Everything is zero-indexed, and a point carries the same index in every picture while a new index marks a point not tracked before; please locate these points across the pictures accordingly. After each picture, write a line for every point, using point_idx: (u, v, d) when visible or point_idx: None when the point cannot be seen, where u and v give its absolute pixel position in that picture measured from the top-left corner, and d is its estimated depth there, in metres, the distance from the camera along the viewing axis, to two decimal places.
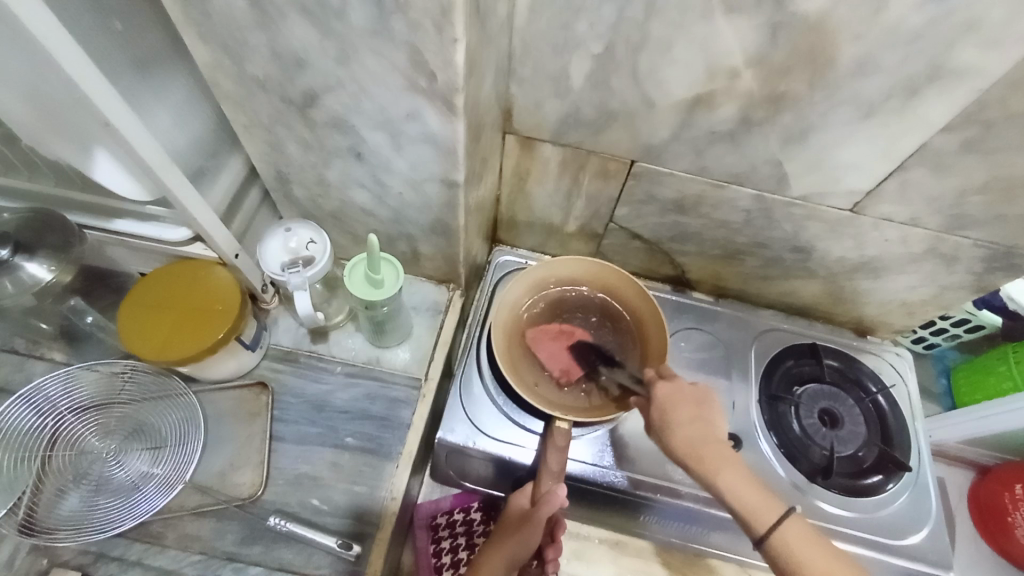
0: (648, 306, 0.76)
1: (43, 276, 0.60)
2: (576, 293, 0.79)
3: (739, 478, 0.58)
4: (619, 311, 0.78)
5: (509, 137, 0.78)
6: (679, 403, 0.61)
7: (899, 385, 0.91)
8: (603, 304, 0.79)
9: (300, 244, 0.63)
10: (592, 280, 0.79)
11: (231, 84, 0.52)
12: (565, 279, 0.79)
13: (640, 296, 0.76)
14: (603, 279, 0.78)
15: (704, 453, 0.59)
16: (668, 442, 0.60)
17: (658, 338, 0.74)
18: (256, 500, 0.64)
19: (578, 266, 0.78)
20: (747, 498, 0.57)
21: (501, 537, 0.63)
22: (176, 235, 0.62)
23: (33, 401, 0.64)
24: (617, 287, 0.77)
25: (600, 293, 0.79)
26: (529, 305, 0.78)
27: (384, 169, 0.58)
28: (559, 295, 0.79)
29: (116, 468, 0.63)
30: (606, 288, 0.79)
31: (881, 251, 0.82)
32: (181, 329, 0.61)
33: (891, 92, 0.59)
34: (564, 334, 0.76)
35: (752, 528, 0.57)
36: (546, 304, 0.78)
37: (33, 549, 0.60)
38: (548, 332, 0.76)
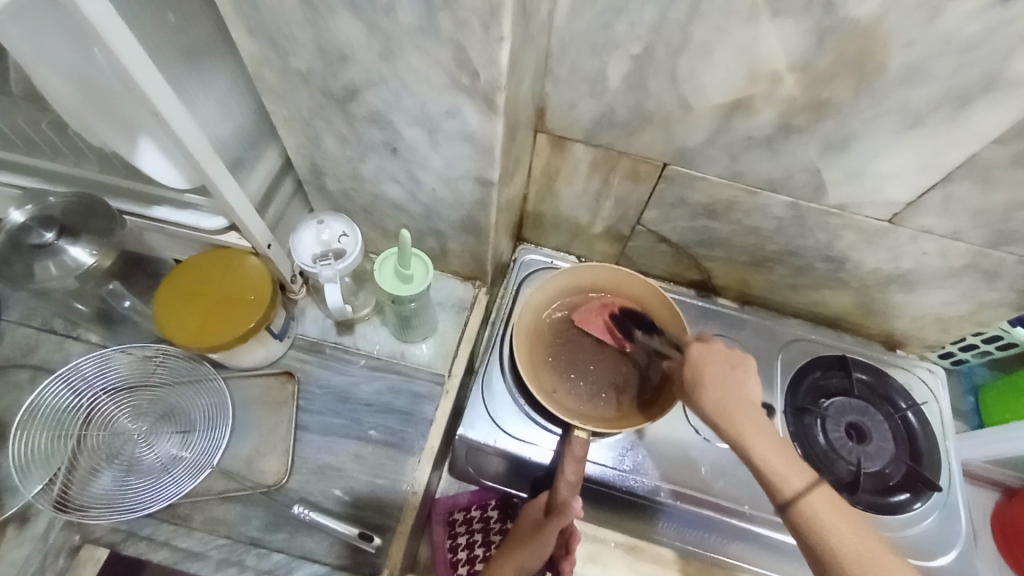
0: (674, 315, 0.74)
1: (84, 260, 0.61)
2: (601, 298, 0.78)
3: (765, 440, 0.55)
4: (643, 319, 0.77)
5: (540, 136, 0.78)
6: (712, 366, 0.60)
7: (930, 404, 0.89)
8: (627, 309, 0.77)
9: (333, 237, 0.63)
10: (616, 288, 0.78)
11: (273, 77, 0.53)
12: (590, 285, 0.78)
13: (666, 307, 0.75)
14: (629, 288, 0.77)
15: (734, 416, 0.57)
16: (698, 399, 0.59)
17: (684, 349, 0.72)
18: (280, 488, 0.65)
19: (603, 273, 0.77)
20: (771, 459, 0.55)
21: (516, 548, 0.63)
22: (211, 223, 0.63)
23: (70, 381, 0.66)
24: (642, 296, 0.76)
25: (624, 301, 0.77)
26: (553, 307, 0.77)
27: (419, 165, 0.59)
28: (582, 300, 0.78)
29: (146, 450, 0.64)
30: (632, 296, 0.77)
31: (918, 264, 0.79)
32: (214, 317, 0.62)
33: (942, 102, 0.57)
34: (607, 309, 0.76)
35: (774, 487, 0.54)
36: (571, 308, 0.77)
37: (67, 524, 0.62)
38: (592, 310, 0.76)
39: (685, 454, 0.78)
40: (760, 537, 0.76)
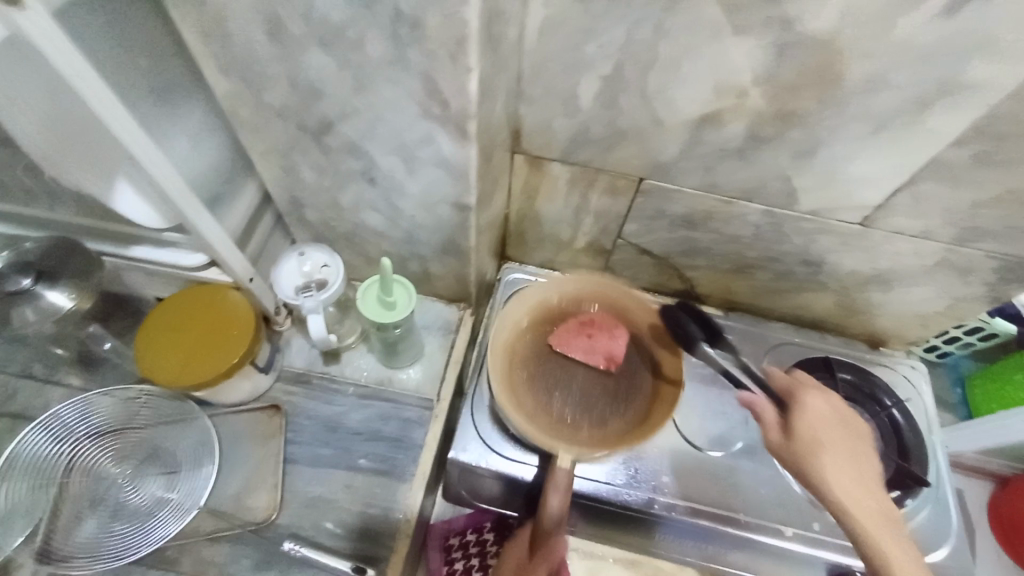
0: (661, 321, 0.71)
1: (63, 304, 0.61)
2: (583, 308, 0.75)
3: (842, 460, 0.57)
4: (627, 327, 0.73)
5: (517, 156, 0.79)
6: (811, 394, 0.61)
7: (914, 399, 0.90)
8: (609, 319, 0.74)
9: (314, 267, 0.63)
10: (596, 296, 0.75)
11: (248, 113, 0.53)
12: (569, 296, 0.75)
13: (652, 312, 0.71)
14: (610, 295, 0.74)
15: (827, 443, 0.57)
16: (771, 415, 0.61)
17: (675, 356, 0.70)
18: (270, 524, 0.64)
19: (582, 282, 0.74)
20: (843, 473, 0.57)
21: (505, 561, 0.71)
22: (191, 260, 0.63)
23: (49, 428, 0.64)
24: (623, 302, 0.73)
25: (607, 310, 0.74)
26: (533, 325, 0.75)
27: (397, 192, 0.59)
28: (563, 313, 0.75)
29: (132, 493, 0.63)
30: (614, 302, 0.74)
31: (893, 264, 0.81)
32: (197, 354, 0.61)
33: (902, 108, 0.59)
34: (586, 326, 0.73)
35: (836, 502, 0.56)
36: (552, 322, 0.75)
37: None
38: (570, 329, 0.73)
39: (677, 464, 0.78)
40: (757, 544, 0.76)
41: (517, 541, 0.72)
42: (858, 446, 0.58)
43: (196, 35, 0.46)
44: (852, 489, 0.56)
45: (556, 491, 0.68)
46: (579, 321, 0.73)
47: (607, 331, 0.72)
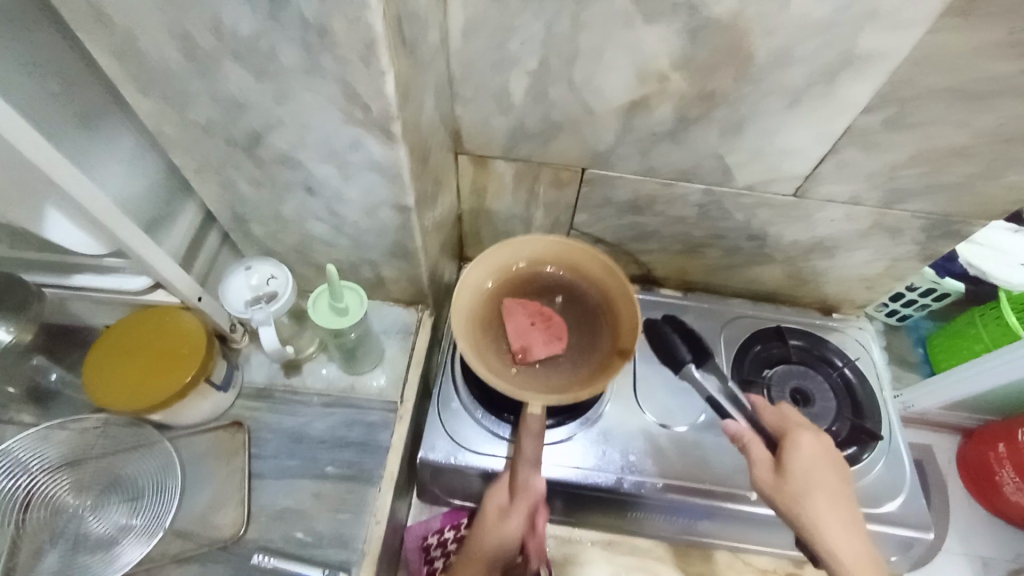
0: (615, 282, 0.75)
1: (1, 337, 0.60)
2: (546, 274, 0.78)
3: (826, 500, 0.63)
4: (585, 289, 0.77)
5: (461, 156, 0.81)
6: (801, 431, 0.67)
7: (864, 357, 0.94)
8: (567, 283, 0.77)
9: (263, 279, 0.64)
10: (561, 264, 0.77)
11: (176, 132, 0.54)
12: (531, 259, 0.78)
13: (607, 272, 0.75)
14: (567, 258, 0.77)
15: (812, 483, 0.63)
16: (760, 455, 0.67)
17: (628, 315, 0.73)
18: (239, 539, 0.64)
19: (542, 245, 0.76)
20: (825, 511, 0.62)
21: (480, 537, 0.66)
22: (135, 284, 0.63)
23: (3, 465, 0.63)
24: (581, 263, 0.76)
25: (566, 271, 0.77)
26: (502, 284, 0.77)
27: (337, 199, 0.60)
28: (526, 275, 0.78)
29: (94, 523, 0.62)
30: (572, 268, 0.77)
31: (830, 231, 0.85)
32: (148, 377, 0.61)
33: (811, 81, 0.63)
34: (533, 313, 0.75)
35: (813, 539, 0.62)
36: (513, 285, 0.77)
37: None
38: (520, 305, 0.75)
39: (647, 444, 0.80)
40: (725, 512, 0.78)
41: (486, 507, 0.68)
42: (844, 487, 0.64)
43: (113, 58, 0.47)
44: (838, 532, 0.61)
45: (520, 504, 0.66)
46: (535, 303, 0.75)
47: (547, 332, 0.74)
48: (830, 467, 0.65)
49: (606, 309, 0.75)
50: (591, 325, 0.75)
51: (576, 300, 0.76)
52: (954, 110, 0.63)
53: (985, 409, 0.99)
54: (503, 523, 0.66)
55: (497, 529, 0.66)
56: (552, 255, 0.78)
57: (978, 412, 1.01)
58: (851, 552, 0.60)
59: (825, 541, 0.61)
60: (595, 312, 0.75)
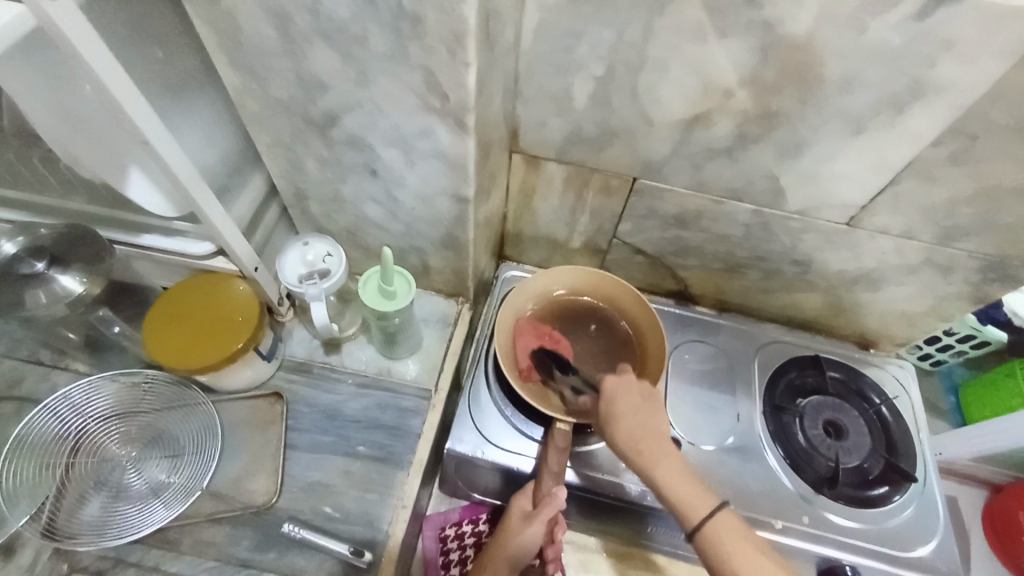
0: (646, 316, 0.79)
1: (75, 288, 0.65)
2: (581, 300, 0.82)
3: (677, 474, 0.58)
4: (617, 319, 0.81)
5: (514, 155, 0.82)
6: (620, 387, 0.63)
7: (902, 397, 0.92)
8: (602, 313, 0.81)
9: (317, 258, 0.65)
10: (594, 292, 0.82)
11: (256, 106, 0.56)
12: (570, 287, 0.82)
13: (641, 307, 0.79)
14: (605, 290, 0.81)
15: (648, 455, 0.58)
16: (611, 434, 0.60)
17: (657, 352, 0.76)
18: (270, 507, 0.65)
19: (581, 275, 0.81)
20: (680, 488, 0.57)
21: (504, 536, 0.67)
22: (199, 249, 0.65)
23: (56, 410, 0.66)
24: (618, 297, 0.80)
25: (602, 303, 0.81)
26: (535, 316, 0.81)
27: (397, 184, 0.62)
28: (562, 302, 0.82)
29: (134, 475, 0.65)
30: (606, 297, 0.81)
31: (879, 263, 0.84)
32: (201, 340, 0.63)
33: (879, 108, 0.62)
34: (547, 337, 0.78)
35: (684, 521, 0.56)
36: (549, 310, 0.81)
37: (54, 552, 0.61)
38: (535, 329, 0.78)
39: None
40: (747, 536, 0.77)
41: (510, 511, 0.69)
42: (675, 464, 0.58)
43: (210, 29, 0.49)
44: (693, 501, 0.56)
45: (541, 513, 0.65)
46: (549, 327, 0.79)
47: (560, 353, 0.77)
48: (660, 444, 0.59)
49: (638, 340, 0.79)
50: (618, 358, 0.78)
51: (609, 331, 0.80)
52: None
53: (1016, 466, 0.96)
54: (521, 531, 0.65)
55: (516, 530, 0.66)
56: (588, 285, 0.82)
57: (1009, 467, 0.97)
58: (710, 524, 0.55)
59: (671, 495, 0.57)
60: (625, 342, 0.79)
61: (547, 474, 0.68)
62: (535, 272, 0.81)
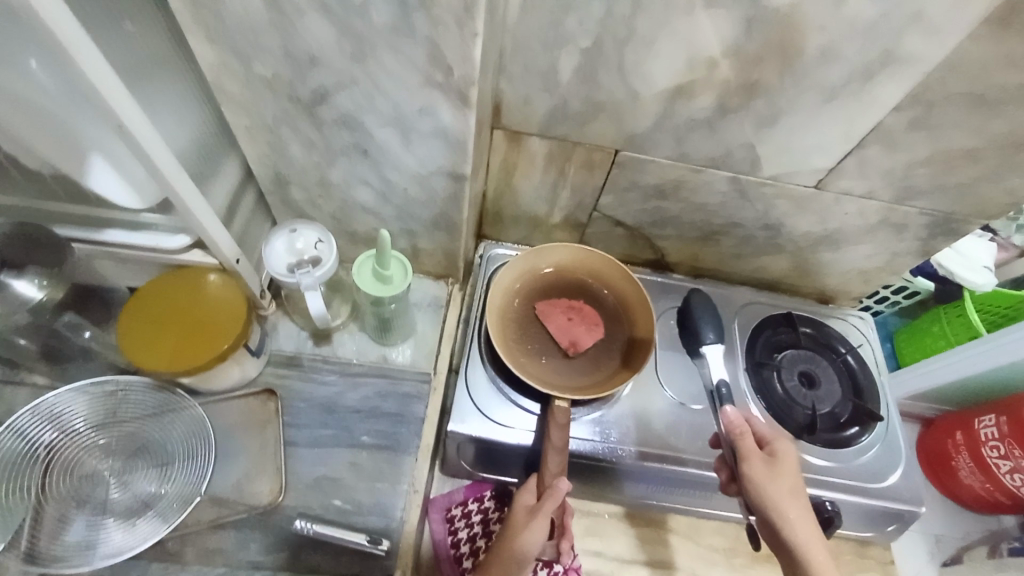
0: (633, 288, 0.81)
1: (32, 294, 0.59)
2: (570, 276, 0.83)
3: (802, 516, 0.65)
4: (605, 292, 0.83)
5: (496, 132, 0.80)
6: (777, 440, 0.71)
7: (864, 345, 0.99)
8: (589, 288, 0.83)
9: (304, 246, 0.62)
10: (581, 267, 0.83)
11: (235, 85, 0.52)
12: (557, 264, 0.83)
13: (626, 279, 0.81)
14: (590, 266, 0.83)
15: (786, 487, 0.66)
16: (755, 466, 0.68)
17: (646, 322, 0.79)
18: (278, 506, 0.63)
19: (567, 253, 0.82)
20: (802, 525, 0.65)
21: (512, 537, 0.66)
22: (172, 242, 0.59)
23: (20, 430, 0.60)
24: (605, 272, 0.82)
25: (590, 279, 0.83)
26: (525, 294, 0.81)
27: (391, 165, 0.59)
28: (552, 280, 0.83)
29: (122, 490, 0.60)
30: (592, 272, 0.83)
31: (841, 224, 0.90)
32: (185, 339, 0.59)
33: (851, 78, 0.65)
34: (541, 316, 0.79)
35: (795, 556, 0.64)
36: (539, 287, 0.82)
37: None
38: (529, 308, 0.80)
39: (667, 422, 0.83)
40: None
41: (515, 510, 0.69)
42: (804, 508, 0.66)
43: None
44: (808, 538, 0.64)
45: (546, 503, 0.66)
46: (542, 304, 0.80)
47: (557, 329, 0.78)
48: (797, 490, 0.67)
49: (626, 312, 0.81)
50: (611, 330, 0.81)
51: (599, 303, 0.82)
52: (977, 114, 0.67)
53: (946, 400, 1.04)
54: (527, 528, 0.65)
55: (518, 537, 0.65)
56: (575, 261, 0.83)
57: (938, 402, 1.05)
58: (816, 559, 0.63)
59: (794, 527, 0.64)
60: (614, 314, 0.81)
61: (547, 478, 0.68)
62: (523, 252, 0.81)
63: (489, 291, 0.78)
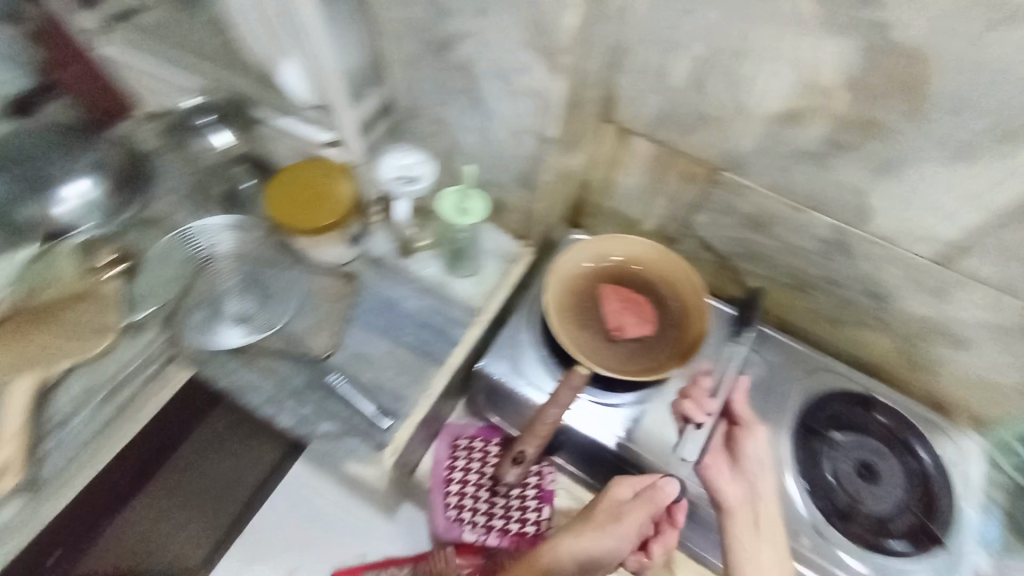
0: (697, 303, 0.82)
1: (226, 142, 0.87)
2: (638, 271, 0.86)
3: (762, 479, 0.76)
4: (668, 298, 0.84)
5: (608, 126, 0.86)
6: (755, 429, 0.78)
7: (962, 467, 0.84)
8: (654, 288, 0.85)
9: (410, 164, 0.76)
10: (653, 268, 0.86)
11: (394, 25, 0.67)
12: (631, 256, 0.86)
13: (695, 294, 0.83)
14: (664, 269, 0.85)
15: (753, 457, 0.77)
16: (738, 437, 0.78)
17: (696, 337, 0.80)
18: (325, 360, 0.77)
19: (645, 249, 0.85)
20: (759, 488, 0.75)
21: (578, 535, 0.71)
22: (321, 137, 0.79)
23: (187, 240, 0.83)
24: (674, 279, 0.84)
25: (656, 281, 0.85)
26: (592, 272, 0.86)
27: (492, 116, 0.70)
28: (620, 268, 0.87)
29: (228, 303, 0.79)
30: (663, 275, 0.85)
31: (965, 315, 0.78)
32: (303, 208, 0.78)
33: (987, 136, 0.59)
34: (597, 296, 0.84)
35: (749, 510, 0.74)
36: (605, 271, 0.86)
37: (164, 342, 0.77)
38: (589, 285, 0.85)
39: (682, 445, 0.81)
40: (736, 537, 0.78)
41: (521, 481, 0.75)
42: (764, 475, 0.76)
43: None
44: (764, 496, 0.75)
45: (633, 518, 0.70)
46: (602, 285, 0.85)
47: (607, 311, 0.82)
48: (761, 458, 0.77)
49: (681, 322, 0.82)
50: (659, 334, 0.83)
51: (658, 305, 0.84)
52: None
53: None
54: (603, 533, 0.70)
55: (566, 538, 0.70)
56: (648, 259, 0.86)
57: None
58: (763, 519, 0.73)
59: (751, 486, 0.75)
60: (668, 322, 0.83)
61: (634, 501, 0.72)
62: (603, 233, 0.86)
63: (559, 257, 0.85)
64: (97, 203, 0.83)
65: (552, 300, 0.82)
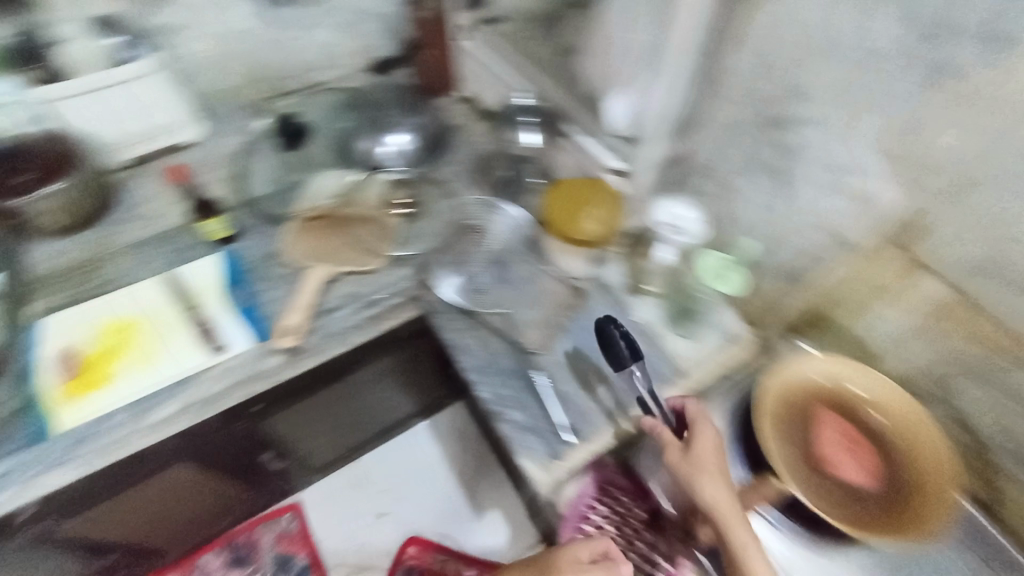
0: (942, 481, 0.70)
1: (533, 143, 0.99)
2: (878, 417, 0.76)
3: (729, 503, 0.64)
4: (904, 461, 0.73)
5: (898, 250, 0.70)
6: (671, 443, 0.68)
7: None
8: (889, 441, 0.74)
9: (682, 216, 0.80)
10: (897, 421, 0.75)
11: (741, 87, 0.73)
12: (874, 396, 0.76)
13: (941, 471, 0.70)
14: (910, 428, 0.74)
15: (706, 464, 0.66)
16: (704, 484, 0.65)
17: (929, 521, 0.67)
18: (534, 355, 0.82)
19: (895, 395, 0.75)
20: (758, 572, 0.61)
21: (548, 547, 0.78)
22: (609, 162, 0.87)
23: (460, 208, 0.96)
24: (920, 444, 0.73)
25: (896, 436, 0.74)
26: (820, 391, 0.77)
27: (798, 199, 0.74)
28: (856, 402, 0.77)
29: (474, 272, 0.89)
30: (908, 432, 0.74)
31: None
32: (564, 212, 0.87)
33: None
34: (816, 419, 0.75)
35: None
36: (836, 397, 0.77)
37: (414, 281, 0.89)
38: (813, 405, 0.77)
39: None
40: None
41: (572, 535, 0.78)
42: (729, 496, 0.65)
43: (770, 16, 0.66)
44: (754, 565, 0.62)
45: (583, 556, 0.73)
46: (828, 410, 0.76)
47: (823, 437, 0.75)
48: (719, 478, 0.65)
49: (909, 499, 0.70)
50: (880, 495, 0.71)
51: (888, 461, 0.73)
52: None
53: None
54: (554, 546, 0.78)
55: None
56: (895, 408, 0.75)
57: None
58: None
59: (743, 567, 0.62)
60: (897, 484, 0.72)
61: (583, 566, 0.72)
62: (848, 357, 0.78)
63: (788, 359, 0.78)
64: (408, 155, 1.01)
65: (765, 396, 0.76)
